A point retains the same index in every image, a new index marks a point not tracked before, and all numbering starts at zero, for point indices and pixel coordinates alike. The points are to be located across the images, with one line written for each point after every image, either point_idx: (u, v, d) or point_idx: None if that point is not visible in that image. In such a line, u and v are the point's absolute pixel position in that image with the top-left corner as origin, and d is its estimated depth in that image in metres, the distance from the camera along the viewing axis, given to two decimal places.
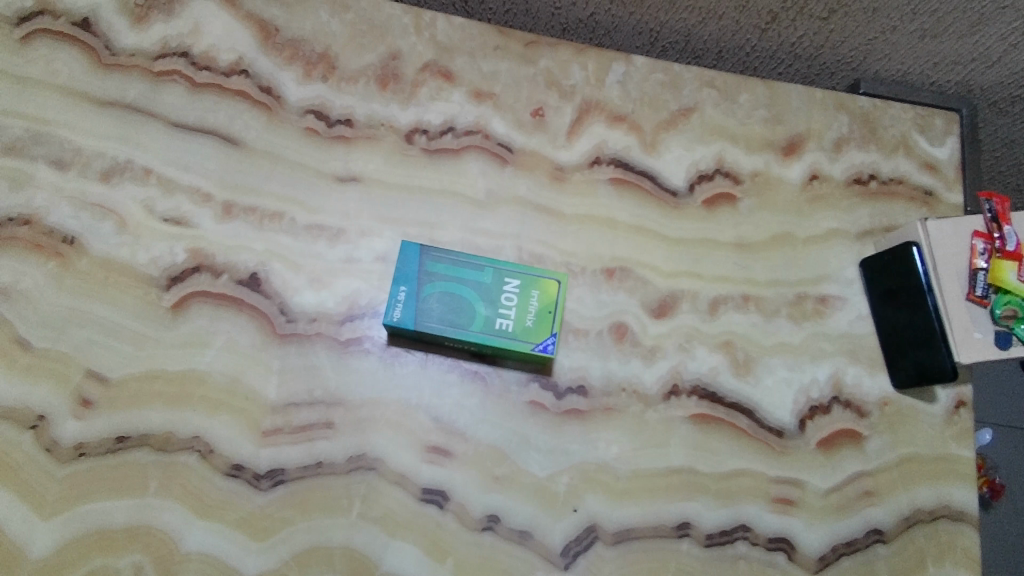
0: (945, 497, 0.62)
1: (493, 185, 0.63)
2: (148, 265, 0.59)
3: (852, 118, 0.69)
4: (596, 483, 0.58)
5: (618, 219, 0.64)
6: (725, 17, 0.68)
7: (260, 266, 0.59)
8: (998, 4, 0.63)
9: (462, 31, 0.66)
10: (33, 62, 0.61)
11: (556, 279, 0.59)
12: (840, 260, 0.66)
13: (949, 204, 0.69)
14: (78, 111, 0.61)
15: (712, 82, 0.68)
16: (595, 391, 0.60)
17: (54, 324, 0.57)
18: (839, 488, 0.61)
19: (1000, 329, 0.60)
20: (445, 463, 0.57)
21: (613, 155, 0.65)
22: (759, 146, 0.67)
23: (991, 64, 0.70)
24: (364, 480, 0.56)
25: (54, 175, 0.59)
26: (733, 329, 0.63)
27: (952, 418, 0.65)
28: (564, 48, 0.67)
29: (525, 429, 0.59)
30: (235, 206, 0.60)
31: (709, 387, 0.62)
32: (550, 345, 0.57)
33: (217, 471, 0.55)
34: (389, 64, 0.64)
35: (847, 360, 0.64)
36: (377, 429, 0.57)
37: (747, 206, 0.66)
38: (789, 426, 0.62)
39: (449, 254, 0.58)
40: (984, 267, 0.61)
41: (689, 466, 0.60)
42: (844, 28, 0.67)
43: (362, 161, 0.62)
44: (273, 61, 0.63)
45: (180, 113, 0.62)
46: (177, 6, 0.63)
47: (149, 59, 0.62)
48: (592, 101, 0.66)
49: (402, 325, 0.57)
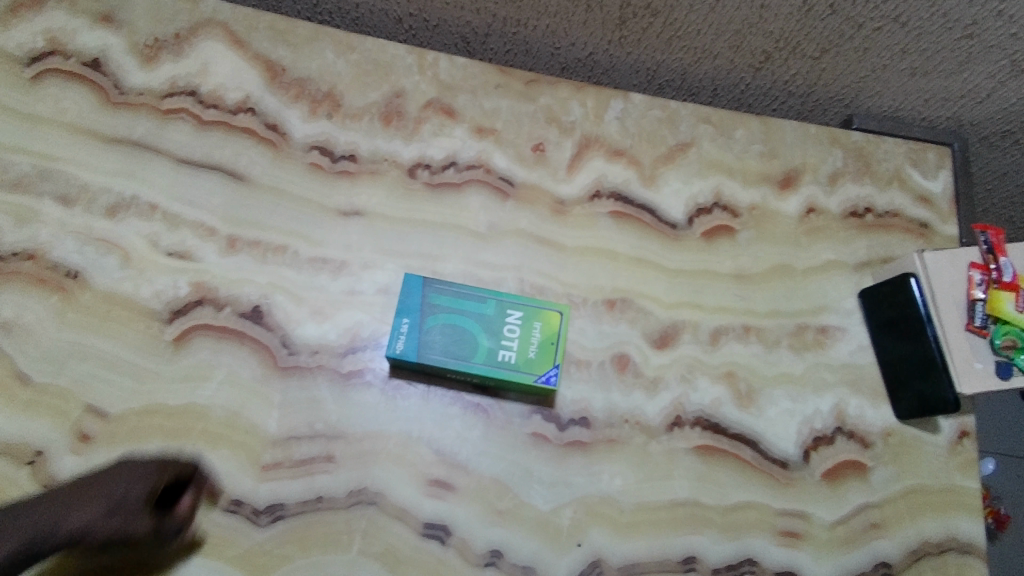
0: (952, 529, 0.62)
1: (495, 219, 0.64)
2: (151, 298, 0.59)
3: (846, 152, 0.70)
4: (601, 517, 0.58)
5: (619, 251, 0.65)
6: (720, 57, 0.70)
7: (263, 299, 0.60)
8: (986, 45, 0.64)
9: (464, 70, 0.67)
10: (42, 101, 0.62)
11: (558, 311, 0.59)
12: (839, 290, 0.67)
13: (944, 235, 0.70)
14: (85, 149, 0.61)
15: (708, 118, 0.69)
16: (598, 423, 0.60)
17: (55, 359, 0.56)
18: (845, 522, 0.61)
19: (1000, 359, 0.60)
20: (447, 498, 0.56)
21: (613, 189, 0.66)
22: (756, 180, 0.68)
23: (980, 101, 0.71)
24: (365, 515, 0.55)
25: (60, 211, 0.60)
26: (734, 360, 0.64)
27: (956, 449, 0.64)
28: (564, 86, 0.68)
29: (528, 462, 0.58)
30: (239, 240, 0.61)
31: (712, 418, 0.62)
32: (553, 376, 0.57)
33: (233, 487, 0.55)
34: (392, 101, 0.66)
35: (849, 391, 0.64)
36: (379, 463, 0.56)
37: (745, 237, 0.67)
38: (793, 457, 0.62)
39: (451, 287, 0.58)
40: (981, 297, 0.61)
41: (693, 499, 0.59)
42: (835, 66, 0.69)
43: (366, 196, 0.63)
44: (279, 100, 0.64)
45: (186, 149, 0.63)
46: (185, 46, 0.65)
47: (157, 97, 0.63)
48: (592, 136, 0.67)
49: (405, 357, 0.57)
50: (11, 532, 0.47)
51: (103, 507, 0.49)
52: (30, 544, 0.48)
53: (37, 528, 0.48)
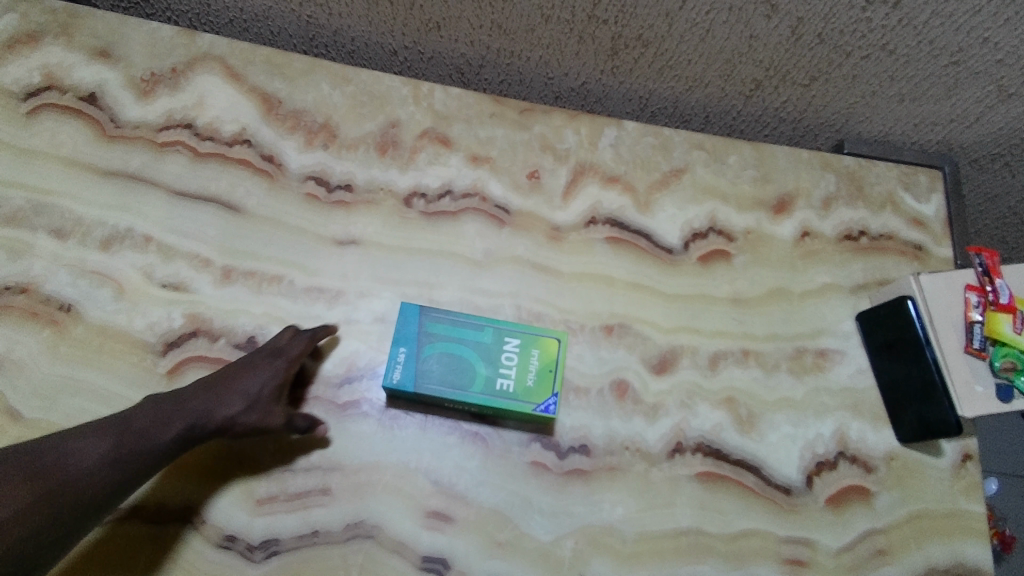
0: (959, 554, 0.61)
1: (491, 245, 0.64)
2: (144, 331, 0.58)
3: (839, 176, 0.71)
4: (603, 547, 0.57)
5: (616, 276, 0.65)
6: (711, 85, 0.71)
7: (258, 329, 0.59)
8: (972, 71, 0.66)
9: (459, 100, 0.68)
10: (38, 135, 0.62)
11: (556, 338, 0.58)
12: (836, 313, 0.67)
13: (939, 257, 0.71)
14: (81, 181, 0.61)
15: (701, 144, 0.70)
16: (598, 451, 0.59)
17: (46, 394, 0.55)
18: (851, 548, 0.60)
19: (1000, 381, 0.59)
20: (445, 530, 0.55)
21: (609, 215, 0.66)
22: (750, 205, 0.69)
23: (969, 125, 0.72)
24: (362, 549, 0.54)
25: (54, 244, 0.60)
26: (734, 384, 0.63)
27: (959, 472, 0.64)
28: (558, 114, 0.69)
29: (528, 491, 0.57)
30: (234, 271, 0.61)
31: (713, 444, 0.61)
32: (551, 405, 0.56)
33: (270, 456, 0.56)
34: (388, 131, 0.66)
35: (850, 414, 0.64)
36: (376, 496, 0.55)
37: (741, 261, 0.67)
38: (796, 483, 0.61)
39: (448, 314, 0.58)
40: (979, 319, 0.60)
41: (697, 527, 0.58)
42: (825, 93, 0.70)
43: (362, 225, 0.63)
44: (276, 131, 0.65)
45: (182, 181, 0.63)
46: (181, 80, 0.65)
47: (154, 130, 0.63)
48: (586, 163, 0.67)
49: (401, 387, 0.56)
50: (173, 418, 0.52)
51: (247, 400, 0.53)
52: (188, 430, 0.52)
53: (192, 416, 0.52)
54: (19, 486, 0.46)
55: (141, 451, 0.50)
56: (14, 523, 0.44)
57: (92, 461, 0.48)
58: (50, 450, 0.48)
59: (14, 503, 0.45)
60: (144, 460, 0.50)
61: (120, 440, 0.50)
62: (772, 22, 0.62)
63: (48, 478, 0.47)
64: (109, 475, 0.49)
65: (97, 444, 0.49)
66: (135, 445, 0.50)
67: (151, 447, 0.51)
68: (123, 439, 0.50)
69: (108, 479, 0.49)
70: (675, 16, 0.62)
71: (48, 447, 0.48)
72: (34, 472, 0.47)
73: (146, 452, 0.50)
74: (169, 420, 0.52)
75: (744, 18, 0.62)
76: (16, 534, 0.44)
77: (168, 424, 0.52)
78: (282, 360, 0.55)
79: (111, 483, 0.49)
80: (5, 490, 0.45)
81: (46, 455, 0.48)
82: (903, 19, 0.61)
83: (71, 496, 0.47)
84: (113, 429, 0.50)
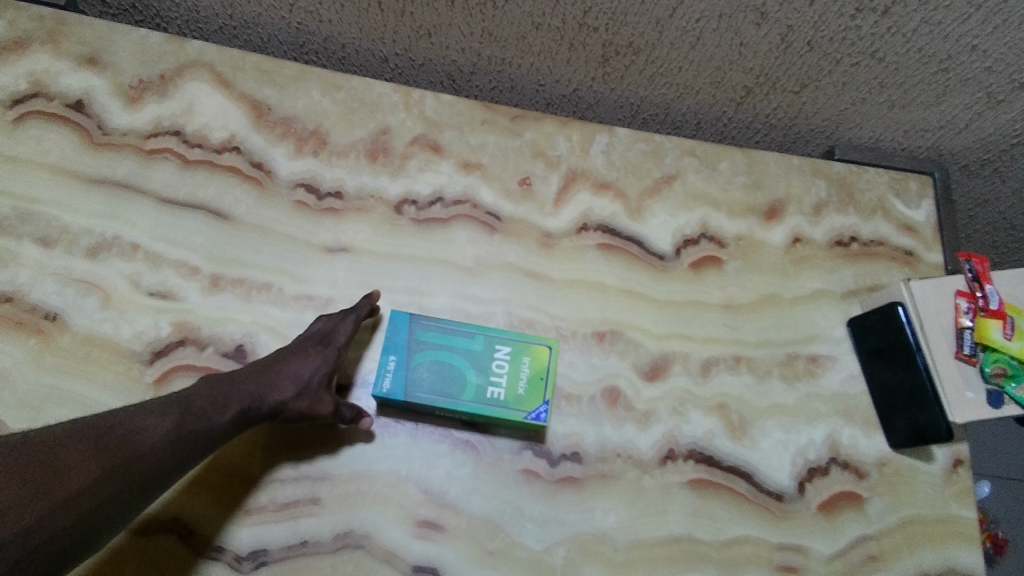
0: (951, 560, 0.61)
1: (482, 253, 0.64)
2: (131, 340, 0.58)
3: (829, 182, 0.71)
4: (595, 556, 0.56)
5: (608, 283, 0.65)
6: (702, 92, 0.71)
7: (247, 337, 0.59)
8: (961, 78, 0.66)
9: (449, 107, 0.68)
10: (24, 143, 0.62)
11: (547, 345, 0.58)
12: (828, 319, 0.67)
13: (929, 263, 0.71)
14: (68, 190, 0.61)
15: (692, 150, 0.70)
16: (589, 458, 0.59)
17: (30, 405, 0.55)
18: (843, 555, 0.60)
19: (991, 387, 0.60)
20: (436, 539, 0.55)
21: (600, 221, 0.66)
22: (741, 211, 0.69)
23: (959, 131, 0.72)
24: (352, 559, 0.53)
25: (40, 253, 0.59)
26: (726, 390, 0.63)
27: (951, 478, 0.64)
28: (549, 121, 0.69)
29: (520, 500, 0.57)
30: (223, 278, 0.60)
31: (705, 451, 0.61)
32: (543, 413, 0.56)
33: (259, 466, 0.55)
34: (379, 138, 0.66)
35: (842, 421, 0.64)
36: (367, 505, 0.55)
37: (733, 267, 0.67)
38: (789, 489, 0.61)
39: (439, 322, 0.58)
40: (969, 325, 0.61)
41: (689, 535, 0.58)
42: (815, 100, 0.70)
43: (353, 232, 0.63)
44: (265, 138, 0.64)
45: (171, 189, 0.62)
46: (170, 87, 0.64)
47: (141, 137, 0.63)
48: (578, 170, 0.67)
49: (392, 396, 0.56)
50: (230, 399, 0.51)
51: (299, 386, 0.54)
52: (243, 413, 0.51)
53: (247, 398, 0.52)
54: (90, 457, 0.43)
55: (202, 432, 0.49)
56: (84, 495, 0.41)
57: (156, 439, 0.46)
58: (118, 424, 0.45)
59: (84, 474, 0.42)
60: (202, 440, 0.49)
61: (183, 419, 0.48)
62: (761, 30, 0.62)
63: (119, 452, 0.44)
64: (172, 454, 0.47)
65: (161, 421, 0.47)
66: (197, 425, 0.49)
67: (211, 428, 0.49)
68: (187, 417, 0.48)
69: (170, 459, 0.47)
70: (666, 23, 0.63)
71: (113, 420, 0.46)
72: (104, 444, 0.44)
73: (204, 433, 0.49)
74: (226, 402, 0.51)
75: (734, 26, 0.62)
76: (86, 505, 0.41)
77: (225, 405, 0.51)
78: (332, 348, 0.56)
79: (172, 463, 0.47)
80: (76, 460, 0.42)
81: (113, 428, 0.45)
82: (892, 27, 0.61)
83: (138, 473, 0.44)
84: (175, 407, 0.48)
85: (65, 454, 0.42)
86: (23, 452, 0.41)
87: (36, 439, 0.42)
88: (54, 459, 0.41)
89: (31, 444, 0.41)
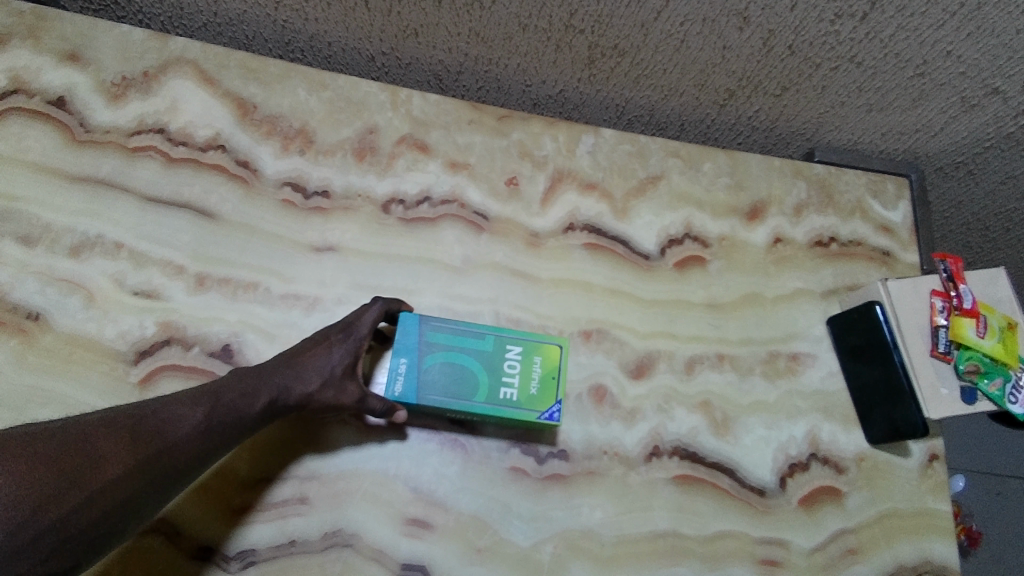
0: (926, 552, 0.63)
1: (470, 252, 0.64)
2: (115, 340, 0.57)
3: (810, 184, 0.72)
4: (582, 551, 0.57)
5: (594, 282, 0.65)
6: (686, 94, 0.72)
7: (233, 336, 0.59)
8: (937, 82, 0.68)
9: (437, 107, 0.68)
10: (4, 140, 0.61)
11: (557, 344, 0.57)
12: (808, 318, 0.69)
13: (905, 263, 0.73)
14: (50, 188, 0.60)
15: (677, 152, 0.71)
16: (576, 455, 0.60)
17: (11, 405, 0.54)
18: (823, 548, 0.61)
19: (965, 383, 0.61)
20: (424, 537, 0.55)
21: (587, 221, 0.67)
22: (724, 212, 0.70)
23: (934, 134, 0.74)
24: (341, 558, 0.53)
25: (21, 252, 0.58)
26: (710, 388, 0.64)
27: (927, 471, 0.66)
28: (535, 121, 0.69)
29: (507, 497, 0.57)
30: (208, 278, 0.60)
31: (689, 447, 0.62)
32: (556, 412, 0.56)
33: (247, 468, 0.55)
34: (366, 137, 0.66)
35: (822, 417, 0.66)
36: (355, 504, 0.55)
37: (716, 267, 0.68)
38: (770, 485, 0.62)
39: (448, 324, 0.57)
40: (944, 324, 0.62)
41: (675, 529, 0.59)
42: (797, 103, 0.71)
43: (340, 231, 0.63)
44: (251, 137, 0.64)
45: (155, 187, 0.62)
46: (154, 84, 0.64)
47: (125, 135, 0.62)
48: (565, 170, 0.68)
49: (405, 400, 0.55)
50: (259, 391, 0.51)
51: (323, 378, 0.53)
52: (272, 404, 0.51)
53: (275, 391, 0.52)
54: (124, 447, 0.43)
55: (231, 424, 0.49)
56: (115, 486, 0.41)
57: (186, 429, 0.46)
58: (152, 414, 0.46)
59: (117, 465, 0.42)
60: (232, 431, 0.49)
61: (213, 410, 0.48)
62: (744, 34, 0.63)
63: (150, 442, 0.44)
64: (202, 444, 0.47)
65: (191, 413, 0.47)
66: (227, 416, 0.49)
67: (242, 418, 0.49)
68: (217, 409, 0.48)
69: (201, 448, 0.47)
70: (650, 26, 0.63)
71: (149, 410, 0.46)
72: (137, 434, 0.44)
73: (234, 423, 0.49)
74: (255, 393, 0.51)
75: (716, 30, 0.63)
76: (120, 495, 0.41)
77: (254, 396, 0.51)
78: (355, 336, 0.56)
79: (201, 454, 0.47)
80: (109, 452, 0.42)
81: (148, 419, 0.45)
82: (870, 33, 0.62)
83: (169, 462, 0.44)
84: (206, 398, 0.48)
85: (101, 444, 0.42)
86: (59, 443, 0.40)
87: (76, 428, 0.42)
88: (89, 450, 0.41)
89: (71, 433, 0.41)
